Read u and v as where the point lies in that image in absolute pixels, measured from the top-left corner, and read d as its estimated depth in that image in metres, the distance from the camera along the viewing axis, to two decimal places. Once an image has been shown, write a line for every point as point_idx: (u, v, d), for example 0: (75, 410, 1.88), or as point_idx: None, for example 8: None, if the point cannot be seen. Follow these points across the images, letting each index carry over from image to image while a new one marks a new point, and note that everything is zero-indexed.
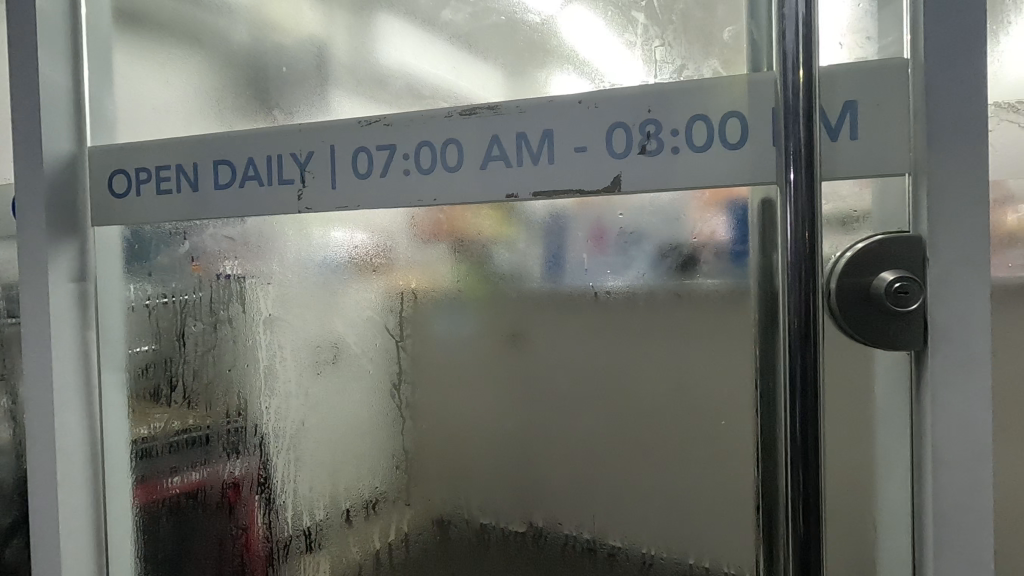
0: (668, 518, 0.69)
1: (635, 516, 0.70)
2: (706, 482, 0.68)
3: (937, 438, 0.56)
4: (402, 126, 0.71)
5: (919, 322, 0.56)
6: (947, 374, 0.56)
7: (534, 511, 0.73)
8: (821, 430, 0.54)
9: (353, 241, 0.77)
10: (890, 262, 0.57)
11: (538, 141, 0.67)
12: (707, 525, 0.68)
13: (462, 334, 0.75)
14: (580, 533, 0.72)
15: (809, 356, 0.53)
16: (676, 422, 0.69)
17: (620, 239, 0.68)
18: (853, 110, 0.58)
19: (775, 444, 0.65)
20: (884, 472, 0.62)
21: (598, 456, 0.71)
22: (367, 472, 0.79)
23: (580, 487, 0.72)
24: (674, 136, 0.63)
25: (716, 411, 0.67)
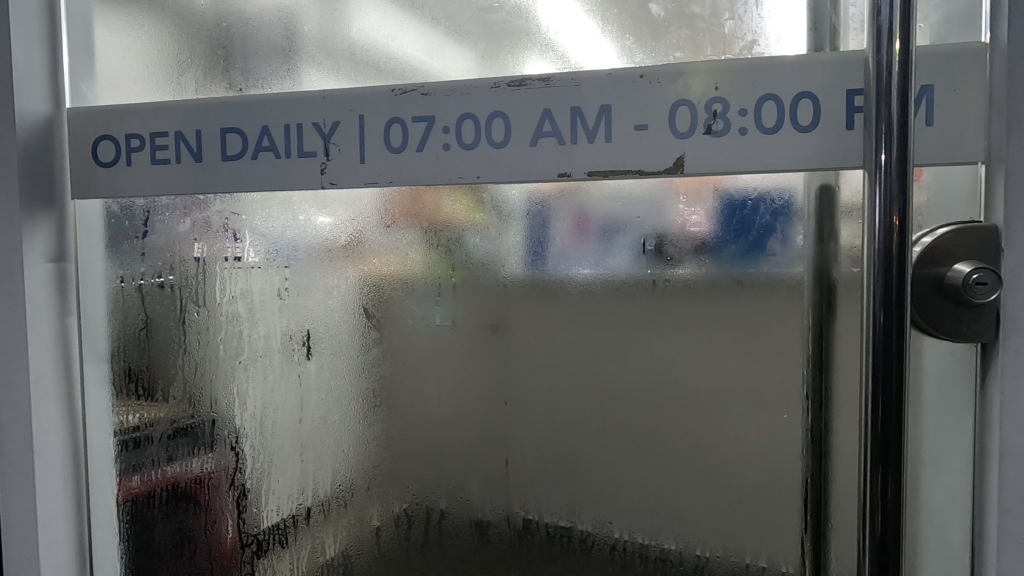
0: (724, 521, 0.67)
1: (687, 516, 0.68)
2: (766, 482, 0.65)
3: (1004, 432, 0.56)
4: (442, 96, 0.65)
5: (992, 315, 0.55)
6: (1016, 365, 0.55)
7: (584, 514, 0.70)
8: (905, 427, 0.52)
9: (322, 228, 0.72)
10: (963, 254, 0.55)
11: (594, 117, 0.62)
12: (763, 525, 0.66)
13: (466, 323, 0.70)
14: (630, 533, 0.69)
15: (891, 350, 0.51)
16: (731, 419, 0.66)
17: (602, 228, 0.66)
18: (928, 95, 0.57)
19: (833, 440, 0.63)
20: (942, 467, 0.62)
21: (651, 455, 0.68)
22: (380, 462, 0.74)
23: (629, 484, 0.69)
24: (741, 116, 0.59)
25: (777, 407, 0.64)
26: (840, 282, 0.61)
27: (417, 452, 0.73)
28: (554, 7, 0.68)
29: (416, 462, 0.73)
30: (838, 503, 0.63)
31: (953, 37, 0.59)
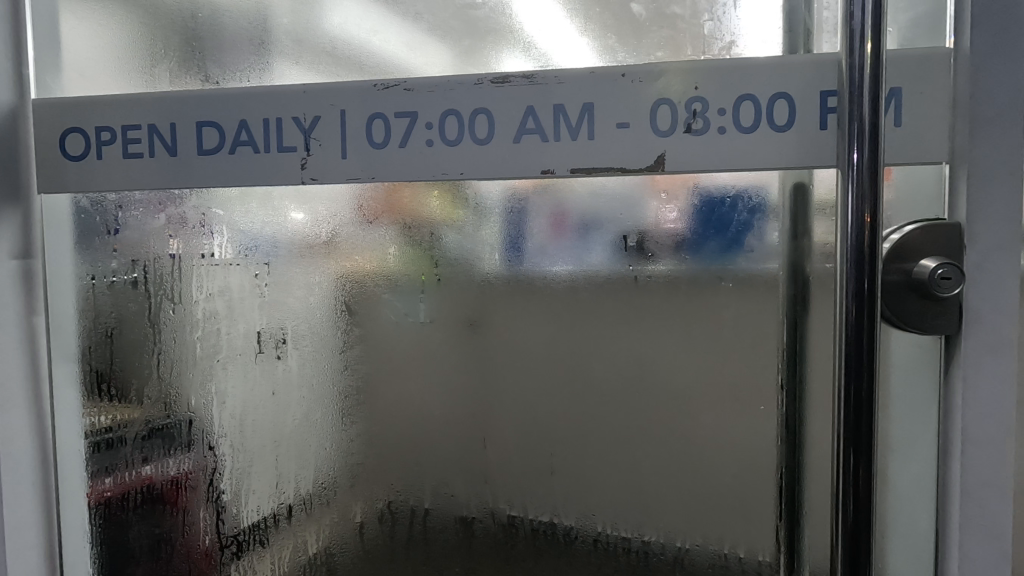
0: (703, 511, 0.68)
1: (667, 508, 0.69)
2: (744, 472, 0.67)
3: (967, 420, 0.59)
4: (425, 92, 0.65)
5: (955, 309, 0.58)
6: (979, 356, 0.58)
7: (567, 507, 0.71)
8: (875, 416, 0.54)
9: (298, 225, 0.71)
10: (930, 251, 0.58)
11: (577, 115, 0.63)
12: (740, 514, 0.68)
13: (446, 320, 0.70)
14: (612, 526, 0.70)
15: (863, 342, 0.53)
16: (710, 412, 0.67)
17: (579, 225, 0.67)
18: (897, 97, 0.59)
19: (807, 431, 0.65)
20: (908, 454, 0.64)
21: (633, 448, 0.69)
22: (361, 459, 0.74)
23: (612, 477, 0.70)
24: (720, 115, 0.61)
25: (754, 400, 0.66)
26: (814, 277, 0.63)
27: (399, 449, 0.73)
28: (532, 7, 0.68)
29: (399, 459, 0.73)
30: (812, 492, 0.65)
31: (919, 40, 0.61)
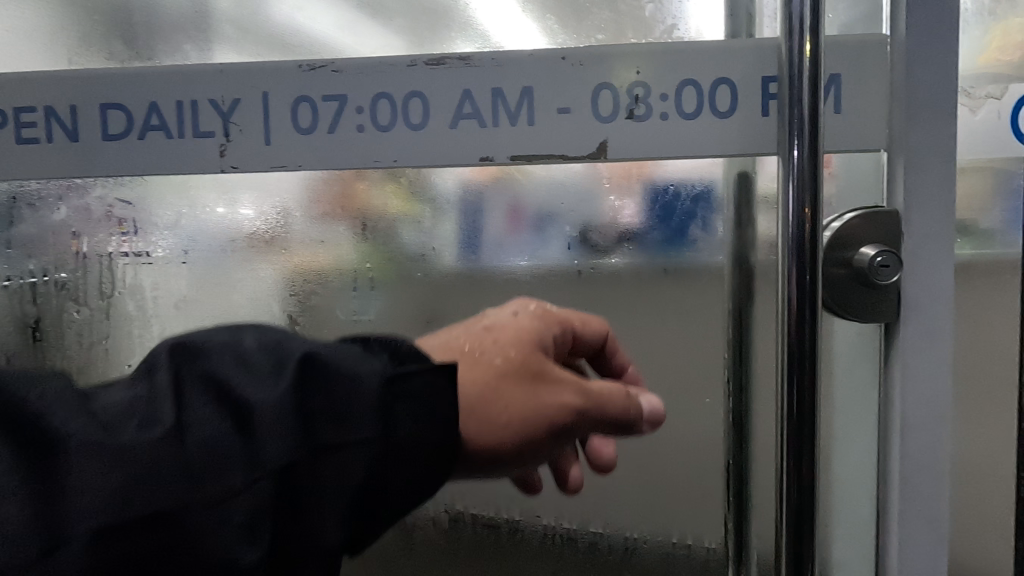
0: (650, 503, 0.67)
1: (615, 503, 0.68)
2: (690, 466, 0.66)
3: (906, 406, 0.60)
4: (355, 74, 0.61)
5: (894, 296, 0.58)
6: (916, 343, 0.59)
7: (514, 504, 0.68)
8: (818, 404, 0.53)
9: (241, 220, 0.65)
10: (869, 239, 0.58)
11: (516, 99, 0.60)
12: (688, 507, 0.67)
13: (399, 319, 0.66)
14: (559, 523, 0.68)
15: (805, 332, 0.52)
16: (656, 406, 0.66)
17: (536, 218, 0.63)
18: (837, 83, 0.59)
19: (753, 422, 0.65)
20: (849, 445, 0.63)
21: (580, 443, 0.67)
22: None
23: (559, 475, 0.67)
24: (662, 101, 0.59)
25: (700, 392, 0.65)
26: (758, 268, 0.63)
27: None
28: None
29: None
30: (757, 483, 0.65)
31: (859, 26, 0.60)
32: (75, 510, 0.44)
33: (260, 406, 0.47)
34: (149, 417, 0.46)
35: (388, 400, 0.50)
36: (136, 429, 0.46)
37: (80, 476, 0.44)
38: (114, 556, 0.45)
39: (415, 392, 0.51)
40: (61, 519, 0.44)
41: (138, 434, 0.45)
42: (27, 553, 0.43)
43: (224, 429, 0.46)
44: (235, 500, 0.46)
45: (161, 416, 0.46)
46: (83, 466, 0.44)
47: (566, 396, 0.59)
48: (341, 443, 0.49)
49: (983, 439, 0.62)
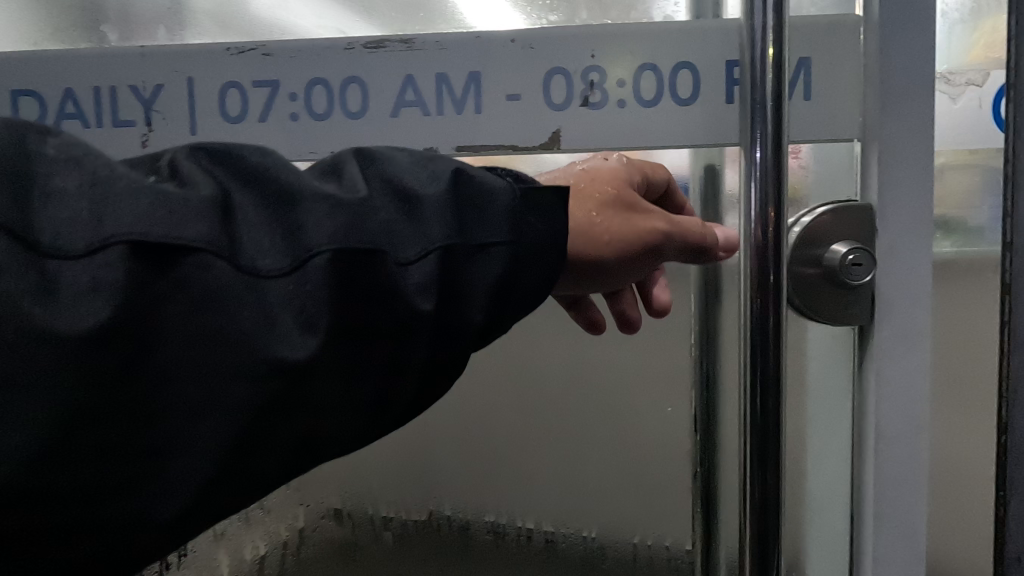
0: (612, 499, 0.66)
1: (578, 500, 0.67)
2: (654, 464, 0.65)
3: (881, 417, 0.55)
4: (286, 58, 0.56)
5: (867, 297, 0.54)
6: (892, 348, 0.54)
7: (475, 502, 0.68)
8: (783, 419, 0.49)
9: None
10: (840, 235, 0.54)
11: (462, 85, 0.55)
12: (652, 504, 0.66)
13: None
14: (521, 519, 0.68)
15: (769, 335, 0.48)
16: (621, 403, 0.65)
17: None
18: (806, 67, 0.55)
19: (719, 421, 0.64)
20: (818, 449, 0.61)
21: (540, 443, 0.66)
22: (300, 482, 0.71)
23: (522, 469, 0.67)
24: (620, 87, 0.55)
25: (665, 393, 0.64)
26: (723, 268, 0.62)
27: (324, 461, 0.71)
28: None
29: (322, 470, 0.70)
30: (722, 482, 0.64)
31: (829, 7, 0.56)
32: (295, 244, 0.36)
33: (496, 200, 0.41)
34: (299, 200, 0.37)
35: (524, 207, 0.41)
36: (258, 226, 0.36)
37: (294, 219, 0.36)
38: (85, 448, 0.33)
39: (546, 204, 0.42)
40: (250, 250, 0.35)
41: (315, 212, 0.36)
42: (190, 300, 0.34)
43: (390, 207, 0.39)
44: (268, 281, 0.35)
45: (346, 171, 0.39)
46: (305, 209, 0.36)
47: (660, 211, 0.49)
48: (495, 226, 0.40)
49: (966, 450, 0.58)
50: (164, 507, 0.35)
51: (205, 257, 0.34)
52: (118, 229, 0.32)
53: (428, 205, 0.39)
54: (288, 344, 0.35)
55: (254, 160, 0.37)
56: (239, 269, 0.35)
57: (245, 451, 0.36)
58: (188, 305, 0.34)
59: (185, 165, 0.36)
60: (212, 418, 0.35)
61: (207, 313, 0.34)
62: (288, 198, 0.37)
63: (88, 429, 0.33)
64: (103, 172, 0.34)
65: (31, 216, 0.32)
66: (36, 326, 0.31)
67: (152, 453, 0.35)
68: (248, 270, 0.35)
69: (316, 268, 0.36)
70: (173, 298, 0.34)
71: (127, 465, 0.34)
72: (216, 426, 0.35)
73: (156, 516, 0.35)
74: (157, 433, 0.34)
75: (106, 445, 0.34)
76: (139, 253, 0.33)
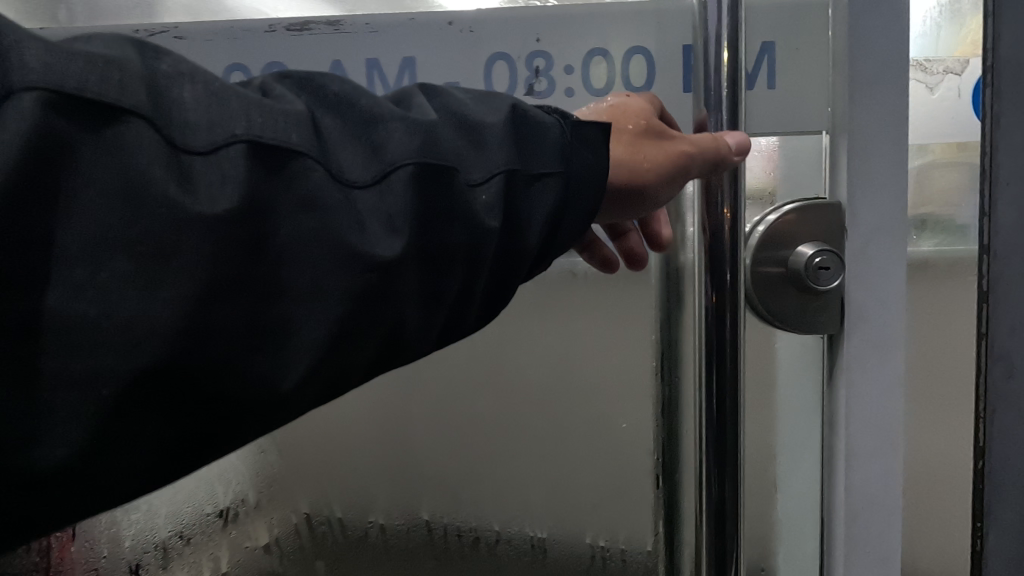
0: (572, 501, 0.64)
1: (539, 501, 0.64)
2: (615, 468, 0.63)
3: (851, 435, 0.50)
4: (201, 42, 0.51)
5: (837, 303, 0.49)
6: (865, 358, 0.49)
7: (413, 496, 0.65)
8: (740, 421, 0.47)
9: None
10: (806, 236, 0.50)
11: (395, 72, 0.51)
12: (611, 508, 0.63)
13: None
14: (478, 522, 0.65)
15: (724, 336, 0.46)
16: (585, 403, 0.63)
17: None
18: (769, 54, 0.52)
19: (680, 434, 0.60)
20: (788, 463, 0.56)
21: (493, 438, 0.64)
22: (224, 509, 0.68)
23: (480, 469, 0.65)
24: (568, 74, 0.51)
25: (628, 394, 0.62)
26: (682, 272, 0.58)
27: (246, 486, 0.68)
28: None
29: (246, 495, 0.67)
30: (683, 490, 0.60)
31: None
32: (377, 157, 0.34)
33: (546, 129, 0.39)
34: (380, 121, 0.35)
35: (572, 137, 0.39)
36: (344, 144, 0.34)
37: (374, 137, 0.34)
38: (240, 327, 0.31)
39: (594, 138, 0.39)
40: (340, 160, 0.33)
41: (393, 129, 0.34)
42: (295, 196, 0.31)
43: (455, 134, 0.36)
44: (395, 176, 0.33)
45: (411, 101, 0.37)
46: (384, 129, 0.35)
47: (691, 137, 0.43)
48: (548, 153, 0.38)
49: (941, 466, 0.54)
50: (291, 367, 0.33)
51: (304, 162, 0.32)
52: (238, 131, 0.30)
53: (490, 134, 0.37)
54: (377, 245, 0.33)
55: (334, 89, 0.35)
56: (341, 178, 0.33)
57: (332, 350, 0.34)
58: (300, 202, 0.32)
59: (270, 83, 0.34)
60: (302, 322, 0.32)
61: (312, 213, 0.32)
62: (365, 117, 0.35)
63: (240, 294, 0.31)
64: (212, 86, 0.31)
65: (168, 109, 0.29)
66: (175, 210, 0.29)
67: (278, 335, 0.32)
68: (341, 181, 0.33)
69: (401, 178, 0.33)
70: (283, 197, 0.31)
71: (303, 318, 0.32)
72: (308, 317, 0.32)
73: (263, 389, 0.32)
74: (291, 314, 0.32)
75: (247, 313, 0.31)
76: (257, 150, 0.30)
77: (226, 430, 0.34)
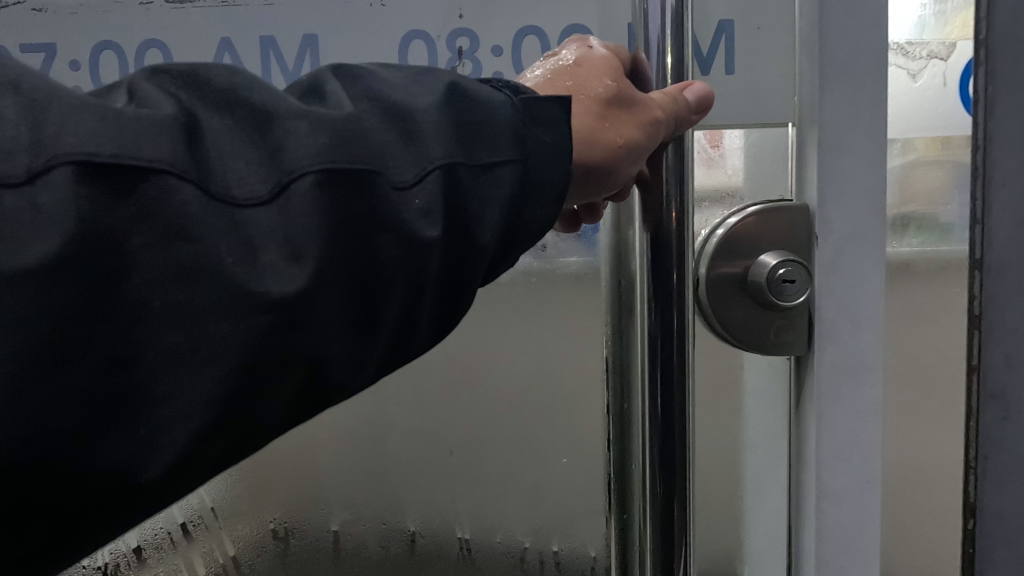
0: (503, 495, 0.56)
1: (469, 502, 0.56)
2: (562, 478, 0.56)
3: (820, 472, 0.43)
4: (66, 15, 0.44)
5: (805, 320, 0.43)
6: (835, 383, 0.43)
7: (323, 506, 0.56)
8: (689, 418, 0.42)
9: None
10: (769, 242, 0.43)
11: (293, 52, 0.43)
12: (550, 507, 0.56)
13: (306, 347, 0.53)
14: (395, 525, 0.57)
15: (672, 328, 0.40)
16: (527, 421, 0.55)
17: None
18: (727, 32, 0.45)
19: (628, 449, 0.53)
20: (752, 493, 0.50)
21: (422, 455, 0.55)
22: (105, 565, 0.57)
23: (405, 477, 0.56)
24: (495, 56, 0.44)
25: (576, 412, 0.55)
26: None
27: (127, 537, 0.57)
28: None
29: (129, 548, 0.57)
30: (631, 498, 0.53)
31: None
32: (274, 163, 0.25)
33: (502, 111, 0.30)
34: (274, 114, 0.25)
35: (525, 120, 0.30)
36: (222, 145, 0.24)
37: (272, 138, 0.25)
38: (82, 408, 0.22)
39: (550, 116, 0.30)
40: (222, 171, 0.24)
41: (295, 123, 0.25)
42: (148, 225, 0.22)
43: (384, 128, 0.27)
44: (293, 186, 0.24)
45: (326, 90, 0.27)
46: (284, 126, 0.25)
47: (654, 97, 0.36)
48: (497, 142, 0.29)
49: (920, 500, 0.48)
50: (161, 447, 0.23)
51: (169, 178, 0.23)
52: (67, 149, 0.22)
53: (423, 124, 0.28)
54: (274, 279, 0.24)
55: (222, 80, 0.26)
56: (227, 200, 0.24)
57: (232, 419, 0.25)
58: (163, 233, 0.23)
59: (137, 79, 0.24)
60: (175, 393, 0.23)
61: (185, 243, 0.23)
62: (257, 111, 0.25)
63: (87, 357, 0.22)
64: (43, 95, 0.23)
65: None
66: None
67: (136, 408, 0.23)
68: (224, 200, 0.24)
69: (303, 191, 0.25)
70: (141, 224, 0.22)
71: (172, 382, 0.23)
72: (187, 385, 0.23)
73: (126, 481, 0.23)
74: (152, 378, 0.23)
75: (83, 392, 0.22)
76: (102, 174, 0.22)
77: (98, 537, 0.25)
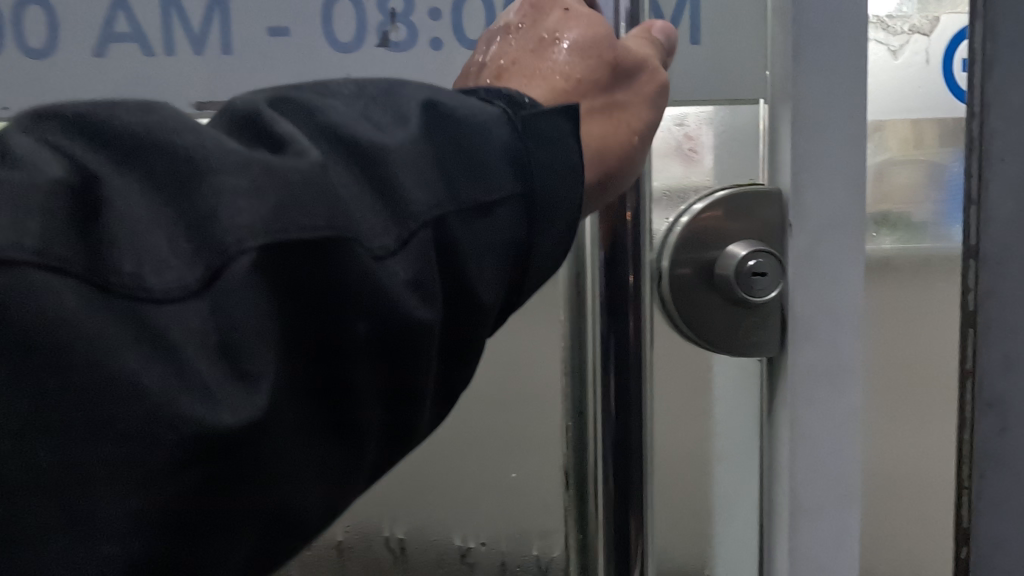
0: (444, 506, 0.51)
1: (405, 513, 0.51)
2: (509, 489, 0.50)
3: (795, 487, 0.39)
4: None
5: (778, 318, 0.38)
6: (814, 389, 0.38)
7: None
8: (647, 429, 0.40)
9: None
10: (740, 232, 0.38)
11: (199, 11, 0.38)
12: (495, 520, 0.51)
13: None
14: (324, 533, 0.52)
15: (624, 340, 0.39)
16: (476, 429, 0.50)
17: None
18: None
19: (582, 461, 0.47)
20: (721, 508, 0.46)
21: None
22: None
23: None
24: (433, 20, 0.39)
25: (531, 421, 0.49)
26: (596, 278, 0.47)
27: None
28: None
29: None
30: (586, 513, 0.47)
31: None
32: (201, 238, 0.20)
33: (492, 138, 0.27)
34: (200, 172, 0.21)
35: (522, 138, 0.28)
36: (136, 220, 0.20)
37: (199, 202, 0.20)
38: None
39: (544, 133, 0.28)
40: (130, 261, 0.19)
41: (232, 188, 0.20)
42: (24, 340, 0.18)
43: (351, 178, 0.23)
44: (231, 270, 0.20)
45: (277, 129, 0.23)
46: (214, 185, 0.20)
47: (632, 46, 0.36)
48: (483, 184, 0.26)
49: (905, 516, 0.43)
50: None
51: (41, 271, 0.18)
52: None
53: (396, 168, 0.24)
54: (224, 406, 0.20)
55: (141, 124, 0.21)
56: (138, 299, 0.19)
57: (175, 559, 0.20)
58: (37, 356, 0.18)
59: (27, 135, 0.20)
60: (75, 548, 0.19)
61: (83, 372, 0.18)
62: (180, 171, 0.20)
63: None
64: None
65: None
66: None
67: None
68: (133, 294, 0.19)
69: (244, 282, 0.20)
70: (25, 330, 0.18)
71: (76, 532, 0.19)
72: (106, 533, 0.19)
73: None
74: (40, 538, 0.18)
75: None
76: None
77: None
